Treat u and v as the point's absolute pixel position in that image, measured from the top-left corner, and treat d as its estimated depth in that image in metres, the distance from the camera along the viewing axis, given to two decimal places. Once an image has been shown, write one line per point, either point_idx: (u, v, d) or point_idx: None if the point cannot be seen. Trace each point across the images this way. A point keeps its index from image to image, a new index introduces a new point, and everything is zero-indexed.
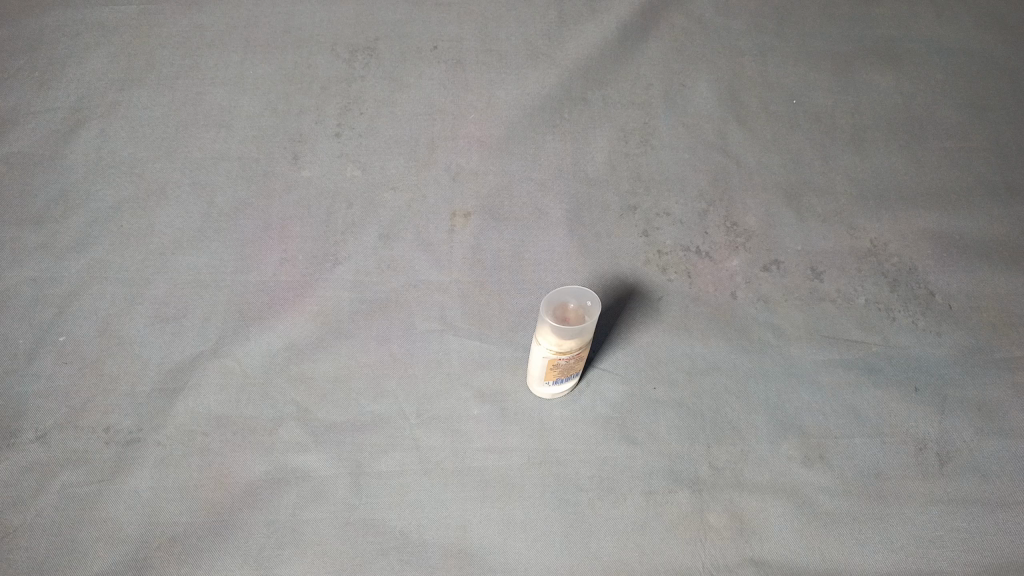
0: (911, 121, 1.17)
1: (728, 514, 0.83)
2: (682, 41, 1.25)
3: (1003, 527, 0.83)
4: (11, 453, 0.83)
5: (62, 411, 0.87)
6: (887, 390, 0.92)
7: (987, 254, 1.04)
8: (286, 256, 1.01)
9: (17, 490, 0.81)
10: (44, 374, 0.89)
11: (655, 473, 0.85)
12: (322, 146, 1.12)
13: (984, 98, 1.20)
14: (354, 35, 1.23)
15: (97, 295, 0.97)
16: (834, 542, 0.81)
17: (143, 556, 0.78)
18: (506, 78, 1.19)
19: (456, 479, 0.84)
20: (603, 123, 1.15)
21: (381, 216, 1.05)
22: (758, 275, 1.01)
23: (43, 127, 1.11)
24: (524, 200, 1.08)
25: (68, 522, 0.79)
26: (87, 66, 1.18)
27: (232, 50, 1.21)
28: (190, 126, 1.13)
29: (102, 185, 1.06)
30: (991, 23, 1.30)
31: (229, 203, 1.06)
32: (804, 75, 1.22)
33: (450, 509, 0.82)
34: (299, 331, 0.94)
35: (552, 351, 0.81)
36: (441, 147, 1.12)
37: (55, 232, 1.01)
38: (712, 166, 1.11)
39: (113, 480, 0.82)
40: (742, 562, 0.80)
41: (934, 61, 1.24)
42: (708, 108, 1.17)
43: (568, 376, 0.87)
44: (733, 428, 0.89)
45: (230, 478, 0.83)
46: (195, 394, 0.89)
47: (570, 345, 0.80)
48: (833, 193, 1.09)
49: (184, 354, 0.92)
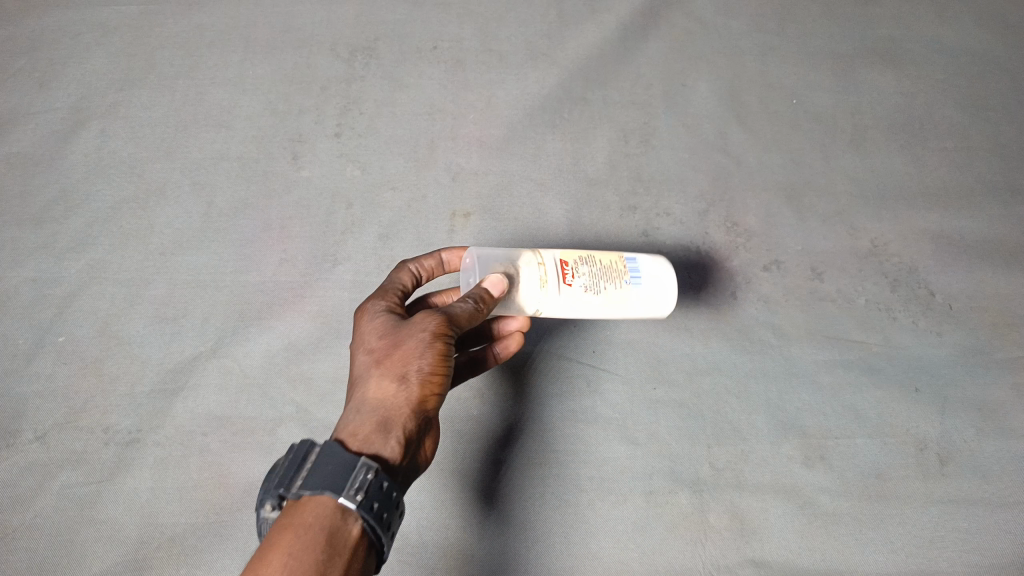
0: (915, 120, 1.16)
1: (728, 515, 0.84)
2: (682, 41, 1.22)
3: (1004, 526, 0.84)
4: (11, 452, 0.86)
5: (61, 411, 0.90)
6: (887, 390, 0.92)
7: (988, 253, 1.03)
8: (287, 256, 1.01)
9: (17, 489, 0.85)
10: (43, 374, 0.92)
11: (655, 473, 0.86)
12: (322, 145, 1.11)
13: (984, 98, 1.17)
14: (354, 35, 1.21)
15: (97, 295, 0.98)
16: (834, 542, 0.83)
17: (143, 556, 0.81)
18: (506, 78, 1.18)
19: (441, 483, 0.85)
20: (603, 124, 1.14)
21: (382, 216, 1.05)
22: (758, 276, 1.01)
23: (43, 127, 1.11)
24: (524, 200, 1.07)
25: (69, 522, 0.83)
26: (88, 66, 1.17)
27: (232, 50, 1.20)
28: (191, 127, 1.13)
29: (101, 185, 1.07)
30: (1006, 17, 1.26)
31: (229, 203, 1.06)
32: (804, 75, 1.19)
33: (435, 512, 0.84)
34: (299, 332, 0.96)
35: (541, 285, 0.79)
36: (441, 147, 1.11)
37: (55, 232, 1.02)
38: (712, 166, 1.11)
39: (112, 480, 0.86)
40: (742, 563, 0.82)
41: (939, 59, 1.21)
42: (709, 108, 1.16)
43: (626, 258, 0.84)
44: (733, 428, 0.89)
45: (229, 478, 0.86)
46: (195, 394, 0.91)
47: (523, 267, 0.79)
48: (833, 193, 1.09)
49: (184, 354, 0.94)
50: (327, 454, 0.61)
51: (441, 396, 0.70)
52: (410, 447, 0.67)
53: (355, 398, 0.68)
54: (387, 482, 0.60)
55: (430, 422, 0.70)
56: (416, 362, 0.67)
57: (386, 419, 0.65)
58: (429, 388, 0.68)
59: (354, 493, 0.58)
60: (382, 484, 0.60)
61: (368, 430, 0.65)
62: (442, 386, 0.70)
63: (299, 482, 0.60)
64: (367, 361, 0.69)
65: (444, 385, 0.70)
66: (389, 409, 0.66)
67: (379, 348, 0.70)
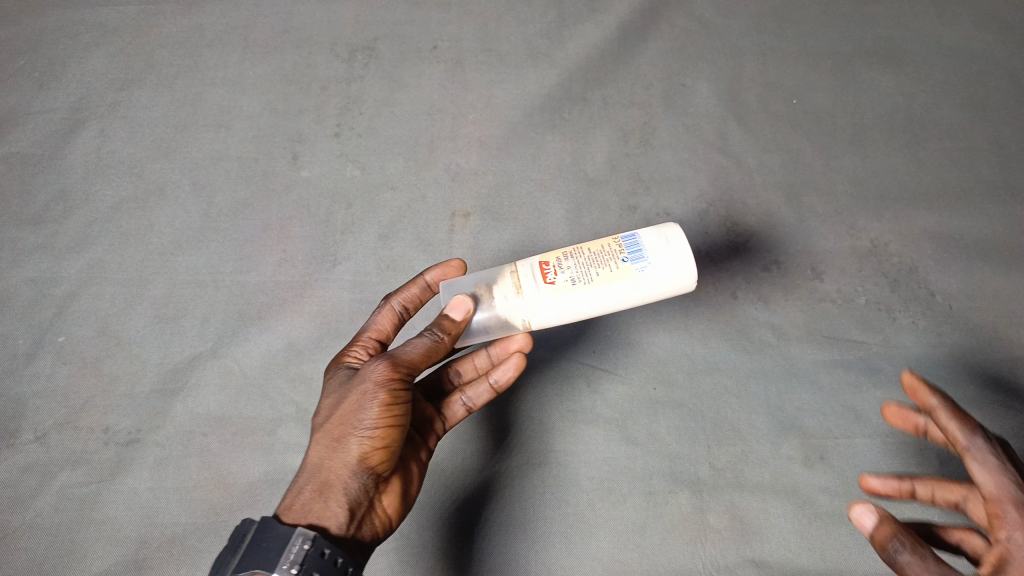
0: (915, 120, 1.15)
1: (728, 515, 0.84)
2: (682, 41, 1.22)
3: None
4: (12, 453, 0.87)
5: (61, 411, 0.90)
6: (887, 390, 0.92)
7: (988, 253, 1.03)
8: (287, 256, 1.01)
9: (18, 489, 0.85)
10: (43, 374, 0.92)
11: (655, 473, 0.86)
12: (322, 145, 1.11)
13: (985, 97, 1.17)
14: (353, 35, 1.21)
15: (97, 296, 0.98)
16: (833, 542, 0.83)
17: (142, 556, 0.82)
18: (506, 78, 1.18)
19: (441, 484, 0.86)
20: (603, 123, 1.14)
21: (381, 216, 1.05)
22: (758, 275, 1.01)
23: (43, 127, 1.11)
24: (524, 200, 1.07)
25: (69, 522, 0.84)
26: (87, 66, 1.17)
27: (232, 50, 1.20)
28: (190, 127, 1.12)
29: (101, 185, 1.07)
30: (1009, 13, 1.25)
31: (229, 203, 1.06)
32: (804, 75, 1.19)
33: (435, 511, 0.85)
34: (299, 332, 0.96)
35: (523, 294, 0.78)
36: (441, 146, 1.11)
37: (55, 232, 1.03)
38: (712, 166, 1.11)
39: (111, 480, 0.86)
40: (742, 563, 0.82)
41: (941, 57, 1.21)
42: (709, 108, 1.16)
43: (625, 241, 0.78)
44: (732, 427, 0.89)
45: (229, 478, 0.87)
46: (195, 394, 0.91)
47: (499, 285, 0.80)
48: (833, 193, 1.09)
49: (184, 354, 0.94)
50: (262, 530, 0.63)
51: (388, 452, 0.69)
52: (357, 507, 0.68)
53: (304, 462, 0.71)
54: (328, 550, 0.62)
55: (381, 477, 0.70)
56: (354, 423, 0.68)
57: (326, 484, 0.67)
58: (370, 448, 0.68)
59: (290, 566, 0.60)
60: (321, 552, 0.62)
61: (308, 498, 0.67)
62: (388, 441, 0.69)
63: (235, 565, 0.62)
64: (316, 425, 0.72)
65: (391, 440, 0.69)
66: (329, 474, 0.68)
67: (326, 410, 0.72)
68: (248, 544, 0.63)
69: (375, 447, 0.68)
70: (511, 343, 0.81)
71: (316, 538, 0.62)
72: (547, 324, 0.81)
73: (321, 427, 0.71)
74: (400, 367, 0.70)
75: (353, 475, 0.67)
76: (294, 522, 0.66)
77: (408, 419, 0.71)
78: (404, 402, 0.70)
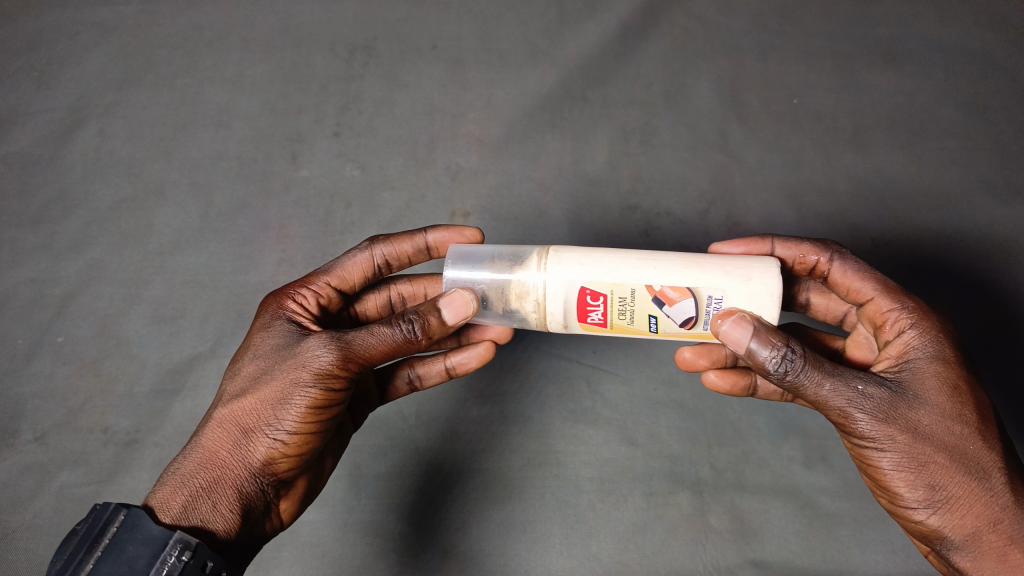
0: (915, 119, 1.15)
1: (728, 516, 0.84)
2: (683, 40, 1.21)
3: None
4: (12, 452, 0.87)
5: (61, 411, 0.90)
6: None
7: (988, 253, 1.03)
8: (286, 256, 1.02)
9: (18, 489, 0.86)
10: (43, 375, 0.92)
11: (655, 474, 0.86)
12: (322, 145, 1.11)
13: (986, 97, 1.16)
14: (353, 34, 1.20)
15: (96, 295, 0.98)
16: (834, 542, 0.83)
17: None
18: (506, 77, 1.17)
19: (441, 484, 0.86)
20: (603, 123, 1.13)
21: (381, 216, 1.05)
22: None
23: (42, 126, 1.11)
24: (524, 199, 1.07)
25: (68, 521, 0.84)
26: (87, 66, 1.17)
27: (231, 50, 1.19)
28: (190, 127, 1.12)
29: (100, 185, 1.07)
30: (1010, 12, 1.23)
31: (228, 203, 1.06)
32: (805, 74, 1.19)
33: (425, 511, 0.85)
34: None
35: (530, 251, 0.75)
36: (441, 146, 1.11)
37: (54, 232, 1.03)
38: (712, 166, 1.10)
39: (111, 480, 0.86)
40: (742, 563, 0.82)
41: (942, 56, 1.20)
42: (709, 107, 1.15)
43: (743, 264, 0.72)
44: (733, 429, 0.89)
45: None
46: (194, 395, 0.91)
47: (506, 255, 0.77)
48: (833, 193, 1.09)
49: (182, 354, 0.94)
50: (129, 528, 0.58)
51: (299, 458, 0.68)
52: (248, 510, 0.65)
53: (194, 445, 0.66)
54: (210, 561, 0.58)
55: (282, 480, 0.68)
56: (269, 422, 0.66)
57: (218, 479, 0.64)
58: (280, 451, 0.66)
59: None
60: (202, 564, 0.58)
61: (194, 493, 0.63)
62: (302, 448, 0.67)
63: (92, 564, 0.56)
64: (231, 398, 0.68)
65: (306, 446, 0.68)
66: (224, 471, 0.64)
67: (249, 384, 0.68)
68: (105, 545, 0.57)
69: (282, 453, 0.66)
70: (488, 331, 0.83)
71: (198, 549, 0.58)
72: (555, 282, 0.72)
73: (226, 410, 0.67)
74: (349, 361, 0.68)
75: (253, 477, 0.65)
76: (171, 522, 0.61)
77: (331, 424, 0.70)
78: (335, 404, 0.68)
